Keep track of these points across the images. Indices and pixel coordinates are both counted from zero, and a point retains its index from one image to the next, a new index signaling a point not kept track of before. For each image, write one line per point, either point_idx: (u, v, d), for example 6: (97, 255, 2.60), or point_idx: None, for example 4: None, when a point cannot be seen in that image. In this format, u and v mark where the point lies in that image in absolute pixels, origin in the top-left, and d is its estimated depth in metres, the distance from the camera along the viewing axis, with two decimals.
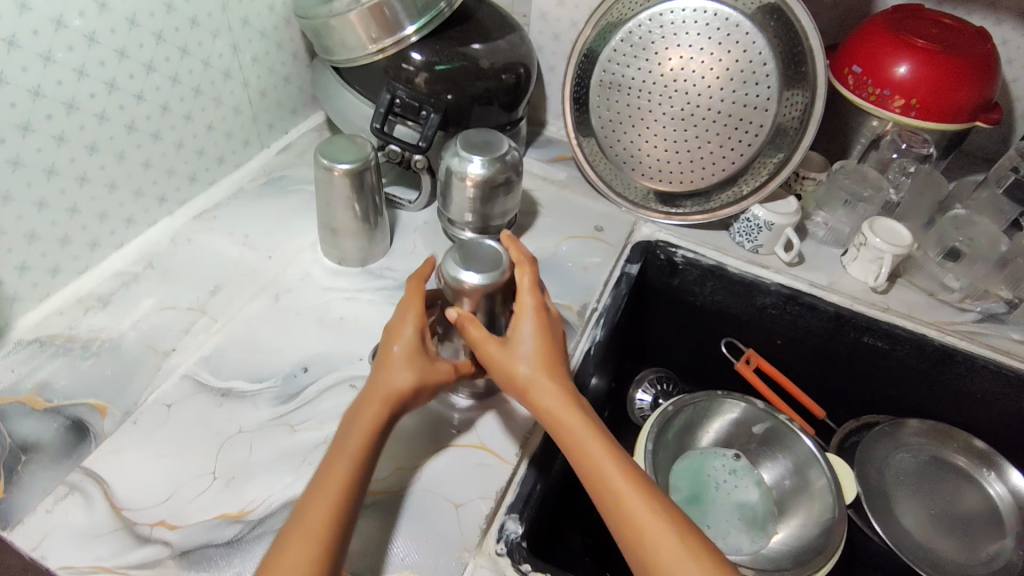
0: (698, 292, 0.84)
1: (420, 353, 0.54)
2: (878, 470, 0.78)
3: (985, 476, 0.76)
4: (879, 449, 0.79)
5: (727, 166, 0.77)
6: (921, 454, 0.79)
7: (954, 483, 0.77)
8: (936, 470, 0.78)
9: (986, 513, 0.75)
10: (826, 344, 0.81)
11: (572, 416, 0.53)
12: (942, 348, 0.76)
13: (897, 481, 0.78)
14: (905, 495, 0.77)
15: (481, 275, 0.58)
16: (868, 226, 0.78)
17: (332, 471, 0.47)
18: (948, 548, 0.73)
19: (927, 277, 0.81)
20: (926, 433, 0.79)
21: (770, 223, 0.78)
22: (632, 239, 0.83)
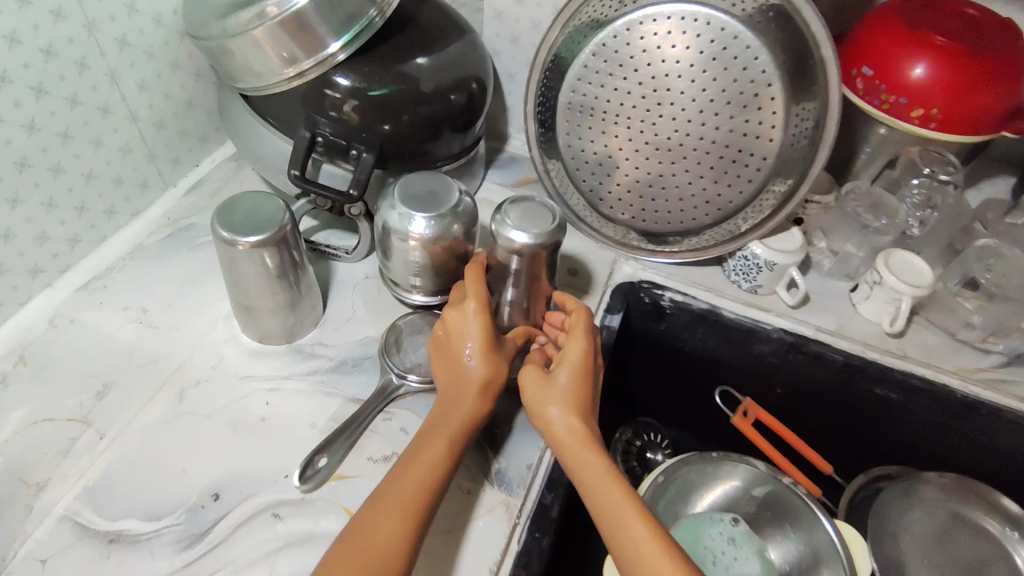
0: (687, 338, 0.73)
1: (490, 348, 0.54)
2: (892, 536, 0.70)
3: (1015, 544, 0.68)
4: (891, 511, 0.70)
5: (723, 205, 0.65)
6: (938, 513, 0.70)
7: (978, 548, 0.69)
8: (958, 533, 0.69)
9: None
10: (832, 394, 0.71)
11: (596, 460, 0.50)
12: (965, 402, 0.66)
13: (912, 549, 0.69)
14: (922, 565, 0.68)
15: (532, 234, 0.55)
16: (883, 261, 0.68)
17: (416, 466, 0.48)
18: None
19: (946, 313, 0.71)
20: (944, 489, 0.70)
21: (772, 263, 0.67)
22: (613, 280, 0.72)
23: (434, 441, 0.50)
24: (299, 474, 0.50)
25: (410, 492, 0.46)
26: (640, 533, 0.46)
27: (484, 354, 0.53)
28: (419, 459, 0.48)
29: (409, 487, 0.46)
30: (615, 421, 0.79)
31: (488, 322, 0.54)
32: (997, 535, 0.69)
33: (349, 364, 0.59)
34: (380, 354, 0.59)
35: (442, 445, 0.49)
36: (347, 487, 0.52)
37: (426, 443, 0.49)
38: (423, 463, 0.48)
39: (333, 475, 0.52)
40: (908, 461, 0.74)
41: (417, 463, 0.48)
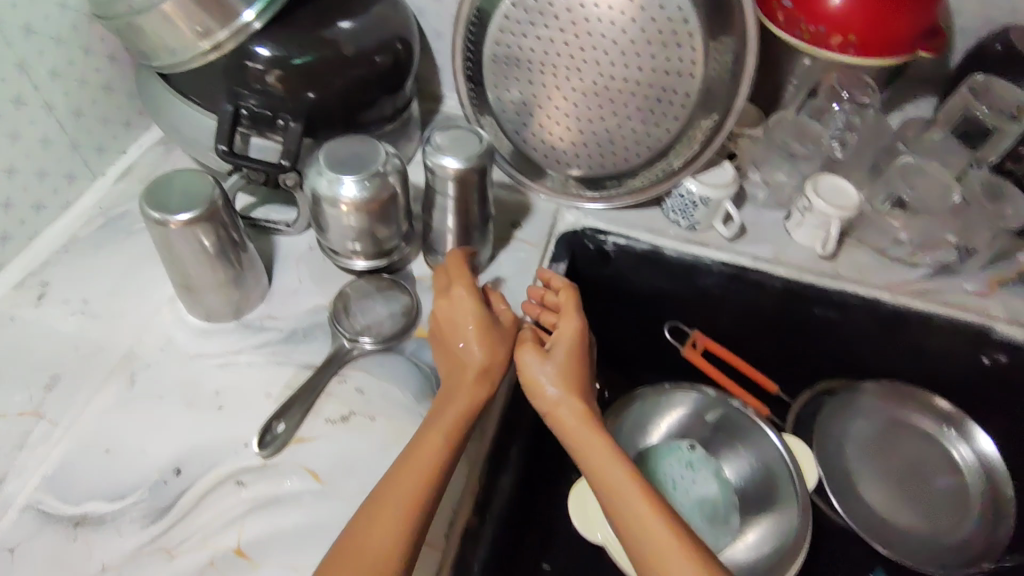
0: (634, 278, 0.75)
1: (487, 333, 0.55)
2: (838, 446, 0.75)
3: (950, 439, 0.74)
4: (832, 423, 0.76)
5: (653, 144, 0.67)
6: (876, 418, 0.76)
7: (918, 447, 0.74)
8: (900, 436, 0.75)
9: (951, 476, 0.73)
10: (775, 319, 0.74)
11: (602, 443, 0.52)
12: (896, 312, 0.70)
13: (854, 455, 0.75)
14: (864, 467, 0.74)
15: (462, 159, 0.56)
16: (810, 186, 0.70)
17: (410, 465, 0.47)
18: (915, 522, 0.71)
19: (876, 232, 0.74)
20: (882, 394, 0.76)
21: (705, 199, 0.69)
22: (557, 229, 0.73)
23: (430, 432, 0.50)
24: (258, 441, 0.52)
25: (410, 484, 0.46)
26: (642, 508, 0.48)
27: (483, 340, 0.55)
28: (418, 453, 0.48)
29: (405, 487, 0.46)
30: None
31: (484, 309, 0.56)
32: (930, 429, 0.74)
33: (300, 333, 0.60)
34: (331, 322, 0.60)
35: (436, 441, 0.49)
36: (308, 449, 0.53)
37: (422, 441, 0.49)
38: (416, 462, 0.48)
39: (293, 438, 0.54)
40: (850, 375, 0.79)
41: (418, 454, 0.48)
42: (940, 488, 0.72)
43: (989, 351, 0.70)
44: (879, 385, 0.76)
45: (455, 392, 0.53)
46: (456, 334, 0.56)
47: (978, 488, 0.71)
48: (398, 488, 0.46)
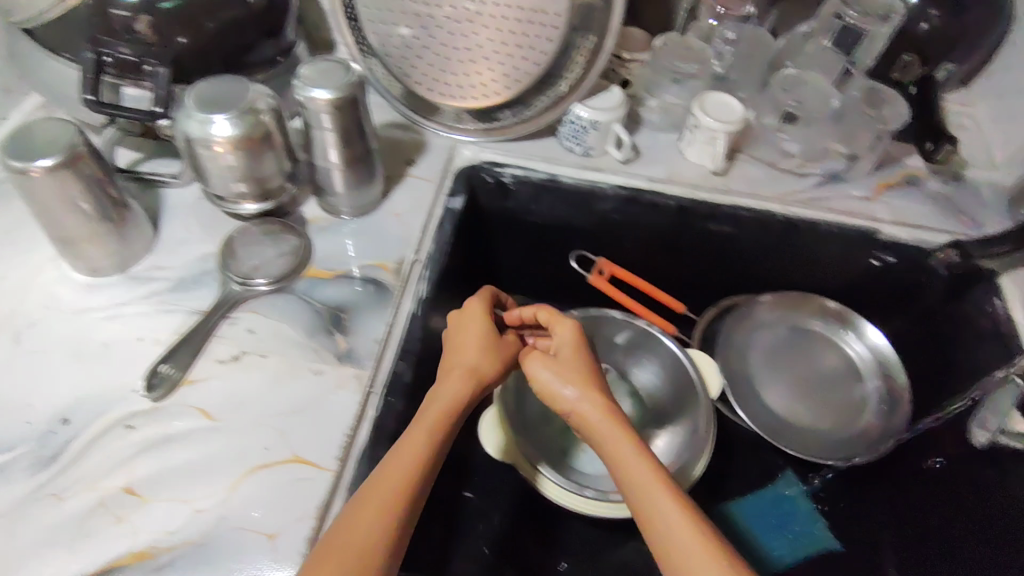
0: (537, 211, 0.76)
1: (489, 343, 0.59)
2: (740, 356, 0.78)
3: (845, 338, 0.77)
4: (739, 336, 0.78)
5: (532, 70, 0.66)
6: (779, 328, 0.79)
7: (815, 349, 0.78)
8: (798, 340, 0.79)
9: (846, 372, 0.76)
10: (675, 239, 0.76)
11: (618, 432, 0.51)
12: (786, 222, 0.72)
13: (760, 365, 0.78)
14: (769, 375, 0.78)
15: (330, 88, 0.56)
16: (696, 105, 0.71)
17: (394, 469, 0.48)
18: (813, 419, 0.75)
19: (765, 147, 0.76)
20: (784, 304, 0.79)
21: (595, 122, 0.70)
22: (454, 166, 0.73)
23: (415, 431, 0.51)
24: (146, 384, 0.53)
25: (395, 479, 0.47)
26: (653, 491, 0.47)
27: (480, 349, 0.58)
28: (400, 450, 0.49)
29: (390, 490, 0.46)
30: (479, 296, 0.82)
31: (490, 323, 0.60)
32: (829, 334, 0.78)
33: (188, 281, 0.60)
34: (220, 268, 0.61)
35: (421, 443, 0.49)
36: (197, 390, 0.54)
37: (410, 441, 0.50)
38: (398, 465, 0.48)
39: (183, 379, 0.54)
40: (752, 288, 0.81)
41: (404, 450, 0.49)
42: (840, 388, 0.76)
43: (878, 252, 0.73)
44: (782, 295, 0.79)
45: (452, 394, 0.54)
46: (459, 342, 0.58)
47: (876, 383, 0.75)
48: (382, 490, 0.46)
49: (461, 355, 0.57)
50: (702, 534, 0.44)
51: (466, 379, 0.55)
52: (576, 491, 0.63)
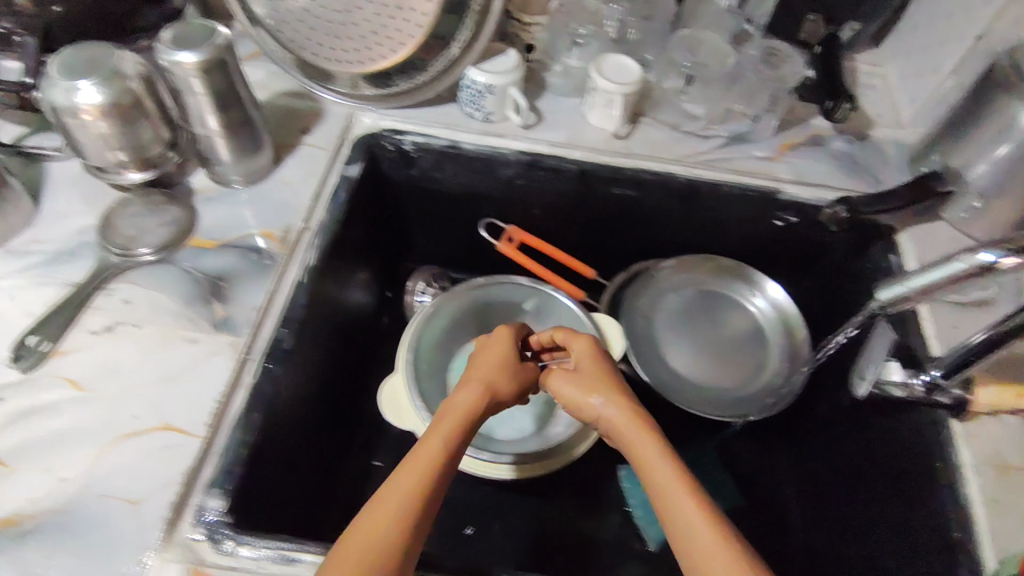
0: (441, 178, 0.75)
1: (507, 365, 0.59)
2: (646, 318, 0.78)
3: (748, 296, 0.78)
4: (648, 300, 0.79)
5: (416, 30, 0.66)
6: (688, 291, 0.80)
7: (720, 308, 0.79)
8: (704, 301, 0.79)
9: (749, 330, 0.78)
10: (581, 204, 0.76)
11: (641, 433, 0.49)
12: (687, 183, 0.72)
13: (669, 328, 0.78)
14: (677, 337, 0.78)
15: (198, 52, 0.55)
16: (593, 67, 0.71)
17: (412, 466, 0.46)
18: (719, 378, 0.76)
19: (667, 110, 0.76)
20: (692, 267, 0.79)
21: (492, 87, 0.69)
22: (351, 135, 0.72)
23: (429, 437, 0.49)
24: (14, 355, 0.53)
25: (411, 480, 0.44)
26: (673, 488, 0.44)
27: (495, 363, 0.58)
28: (417, 456, 0.47)
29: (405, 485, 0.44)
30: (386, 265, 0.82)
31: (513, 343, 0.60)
32: (735, 297, 0.79)
33: (65, 254, 0.60)
34: (99, 241, 0.60)
35: (439, 448, 0.47)
36: (67, 361, 0.55)
37: (425, 446, 0.48)
38: (417, 466, 0.46)
39: (55, 350, 0.55)
40: (662, 252, 0.81)
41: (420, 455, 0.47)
42: (745, 350, 0.77)
43: (779, 213, 0.73)
44: (691, 258, 0.79)
45: (471, 399, 0.53)
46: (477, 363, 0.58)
47: (778, 342, 0.76)
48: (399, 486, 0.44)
49: (477, 368, 0.58)
50: (726, 536, 0.40)
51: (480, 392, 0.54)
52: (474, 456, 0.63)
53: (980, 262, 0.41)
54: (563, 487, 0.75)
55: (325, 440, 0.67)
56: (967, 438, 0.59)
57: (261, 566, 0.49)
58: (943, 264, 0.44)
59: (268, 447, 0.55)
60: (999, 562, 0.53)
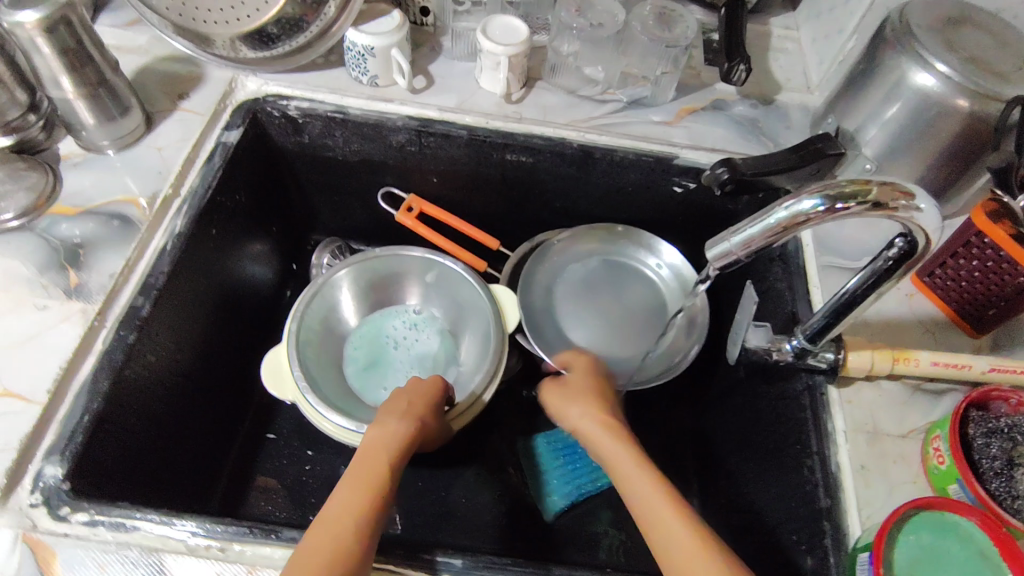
0: (333, 145, 0.73)
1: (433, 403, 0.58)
2: (546, 290, 0.76)
3: (651, 262, 0.77)
4: (548, 270, 0.77)
5: None
6: (590, 261, 0.78)
7: (624, 276, 0.77)
8: (609, 271, 0.77)
9: (653, 297, 0.76)
10: (476, 171, 0.74)
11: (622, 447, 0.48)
12: (580, 149, 0.70)
13: (570, 299, 0.76)
14: (578, 308, 0.76)
15: (40, 9, 0.53)
16: (480, 28, 0.69)
17: (364, 482, 0.45)
18: (620, 347, 0.73)
19: (562, 75, 0.74)
20: (593, 237, 0.77)
21: (371, 48, 0.67)
22: (232, 100, 0.70)
23: (374, 460, 0.48)
24: None
25: (363, 496, 0.44)
26: (653, 495, 0.42)
27: (421, 397, 0.58)
28: (364, 475, 0.46)
29: (354, 499, 0.43)
30: (286, 235, 0.81)
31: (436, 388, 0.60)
32: (638, 267, 0.77)
33: None
34: None
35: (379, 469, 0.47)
36: None
37: (369, 467, 0.47)
38: (361, 483, 0.45)
39: None
40: (568, 222, 0.80)
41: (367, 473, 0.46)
42: (647, 321, 0.75)
43: (678, 178, 0.71)
44: (592, 228, 0.77)
45: (411, 427, 0.53)
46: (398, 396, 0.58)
47: (678, 307, 0.75)
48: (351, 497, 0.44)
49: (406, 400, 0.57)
50: (701, 534, 0.39)
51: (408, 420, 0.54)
52: (356, 428, 0.62)
53: (805, 210, 0.39)
54: (459, 460, 0.73)
55: (202, 415, 0.66)
56: (842, 403, 0.57)
57: (95, 533, 0.47)
58: (762, 216, 0.40)
59: (119, 417, 0.54)
60: (862, 528, 0.51)
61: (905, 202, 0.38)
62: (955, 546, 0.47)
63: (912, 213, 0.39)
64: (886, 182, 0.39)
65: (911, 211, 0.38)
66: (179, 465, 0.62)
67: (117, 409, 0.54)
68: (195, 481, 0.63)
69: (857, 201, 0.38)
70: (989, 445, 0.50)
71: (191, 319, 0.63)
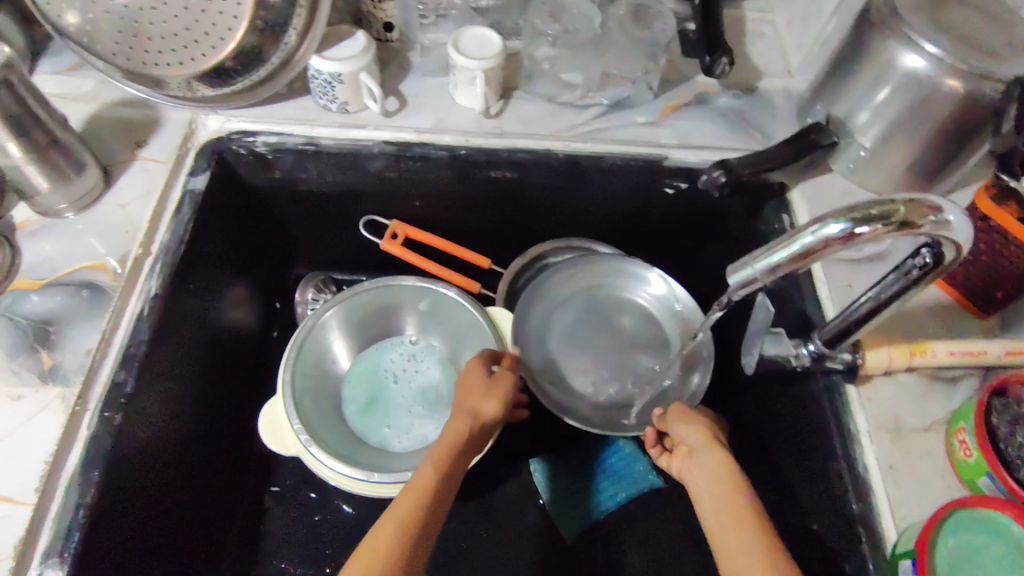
0: (307, 177, 0.69)
1: (487, 391, 0.57)
2: (538, 340, 0.72)
3: (636, 289, 0.73)
4: (538, 317, 0.73)
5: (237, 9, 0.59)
6: (574, 300, 0.74)
7: (612, 309, 0.74)
8: (595, 306, 0.74)
9: (646, 325, 0.73)
10: (461, 191, 0.70)
11: (718, 463, 0.49)
12: (567, 159, 0.67)
13: (564, 343, 0.73)
14: (574, 353, 0.72)
15: None
16: (451, 42, 0.65)
17: (410, 493, 0.48)
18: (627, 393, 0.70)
19: (540, 81, 0.71)
20: (577, 274, 0.73)
21: (339, 75, 0.63)
22: (194, 143, 0.66)
23: (423, 469, 0.50)
24: None
25: (408, 513, 0.47)
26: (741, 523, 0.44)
27: (471, 389, 0.57)
28: (410, 488, 0.49)
29: (396, 515, 0.47)
30: (266, 275, 0.77)
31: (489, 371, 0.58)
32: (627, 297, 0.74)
33: None
34: None
35: (425, 481, 0.49)
36: None
37: (417, 478, 0.50)
38: (408, 495, 0.48)
39: None
40: (559, 232, 0.77)
41: (416, 485, 0.49)
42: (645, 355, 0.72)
43: (669, 180, 0.68)
44: (573, 266, 0.73)
45: (459, 429, 0.53)
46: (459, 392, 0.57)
47: (674, 329, 0.71)
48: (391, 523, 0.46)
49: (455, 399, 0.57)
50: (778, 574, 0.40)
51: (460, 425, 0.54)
52: (366, 478, 0.59)
53: (830, 234, 0.38)
54: (475, 491, 0.71)
55: (202, 481, 0.62)
56: (863, 403, 0.56)
57: None
58: (786, 243, 0.39)
59: (114, 505, 0.51)
60: (899, 531, 0.50)
61: (932, 218, 0.37)
62: (997, 544, 0.46)
63: (940, 228, 0.37)
64: (910, 199, 0.37)
65: (938, 225, 0.37)
66: (185, 532, 0.59)
67: (113, 498, 0.50)
68: (203, 547, 0.61)
69: (883, 223, 0.37)
70: (1016, 435, 0.50)
71: (180, 383, 0.60)
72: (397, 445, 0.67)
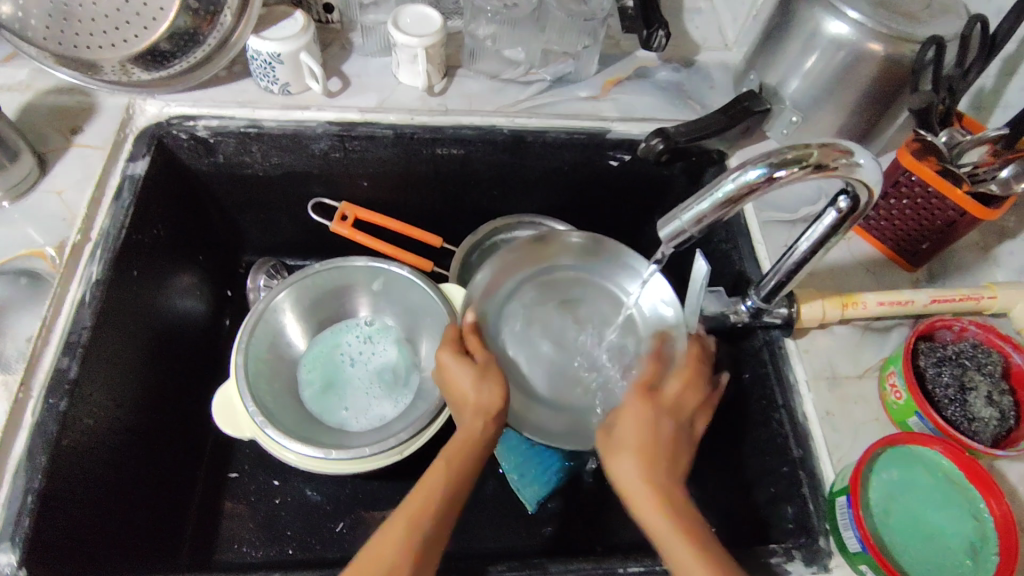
0: (251, 161, 0.68)
1: (477, 375, 0.53)
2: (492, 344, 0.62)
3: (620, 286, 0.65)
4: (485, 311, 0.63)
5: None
6: (521, 291, 0.65)
7: (568, 300, 0.66)
8: (549, 295, 0.66)
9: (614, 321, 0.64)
10: (408, 170, 0.71)
11: (660, 515, 0.44)
12: (511, 135, 0.68)
13: (516, 336, 0.64)
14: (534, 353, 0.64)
15: None
16: (391, 20, 0.66)
17: (422, 492, 0.47)
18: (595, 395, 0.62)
19: (482, 59, 0.72)
20: (519, 259, 0.65)
21: (277, 55, 0.63)
22: (133, 128, 0.65)
23: (434, 467, 0.49)
24: None
25: (422, 506, 0.46)
26: None
27: (461, 375, 0.53)
28: (422, 487, 0.48)
29: (408, 512, 0.46)
30: (214, 263, 0.76)
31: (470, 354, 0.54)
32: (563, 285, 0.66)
33: None
34: None
35: (437, 475, 0.48)
36: None
37: (431, 472, 0.48)
38: (421, 491, 0.47)
39: None
40: (508, 209, 0.78)
41: (425, 480, 0.48)
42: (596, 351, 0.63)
43: (612, 152, 0.70)
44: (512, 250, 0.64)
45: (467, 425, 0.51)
46: (452, 381, 0.53)
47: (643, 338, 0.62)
48: (400, 523, 0.45)
49: (450, 390, 0.54)
50: None
51: (470, 418, 0.51)
52: (323, 456, 0.59)
53: (750, 180, 0.39)
54: None
55: (155, 469, 0.62)
56: (799, 353, 0.58)
57: None
58: (710, 192, 0.40)
59: (63, 492, 0.50)
60: (836, 471, 0.53)
61: (844, 160, 0.39)
62: (926, 476, 0.49)
63: (851, 169, 0.40)
64: (824, 143, 0.40)
65: (849, 167, 0.40)
66: (142, 519, 0.59)
67: (63, 485, 0.50)
68: (159, 536, 0.60)
69: (798, 166, 0.39)
70: (940, 374, 0.53)
71: (127, 368, 0.59)
72: (357, 425, 0.68)
